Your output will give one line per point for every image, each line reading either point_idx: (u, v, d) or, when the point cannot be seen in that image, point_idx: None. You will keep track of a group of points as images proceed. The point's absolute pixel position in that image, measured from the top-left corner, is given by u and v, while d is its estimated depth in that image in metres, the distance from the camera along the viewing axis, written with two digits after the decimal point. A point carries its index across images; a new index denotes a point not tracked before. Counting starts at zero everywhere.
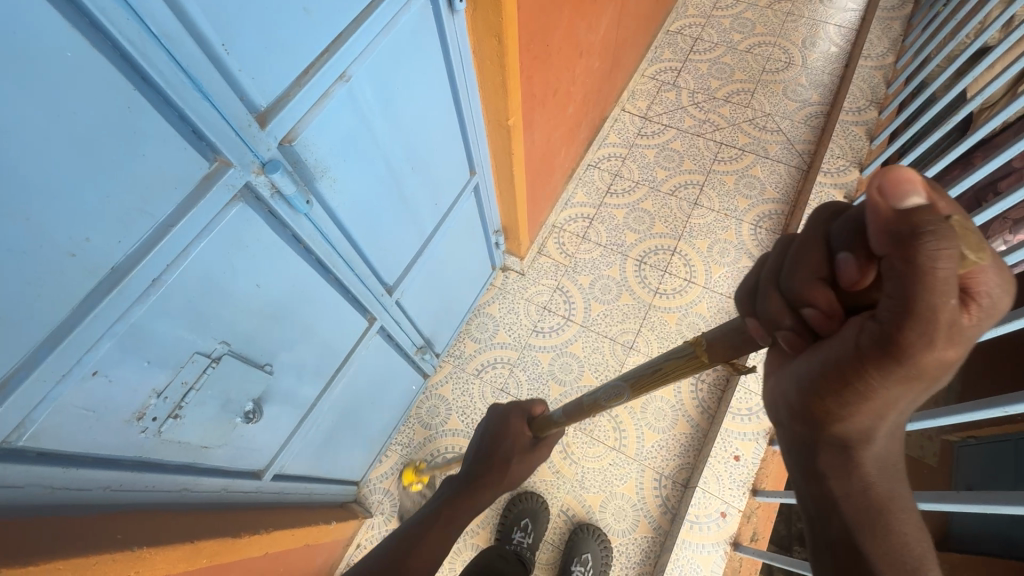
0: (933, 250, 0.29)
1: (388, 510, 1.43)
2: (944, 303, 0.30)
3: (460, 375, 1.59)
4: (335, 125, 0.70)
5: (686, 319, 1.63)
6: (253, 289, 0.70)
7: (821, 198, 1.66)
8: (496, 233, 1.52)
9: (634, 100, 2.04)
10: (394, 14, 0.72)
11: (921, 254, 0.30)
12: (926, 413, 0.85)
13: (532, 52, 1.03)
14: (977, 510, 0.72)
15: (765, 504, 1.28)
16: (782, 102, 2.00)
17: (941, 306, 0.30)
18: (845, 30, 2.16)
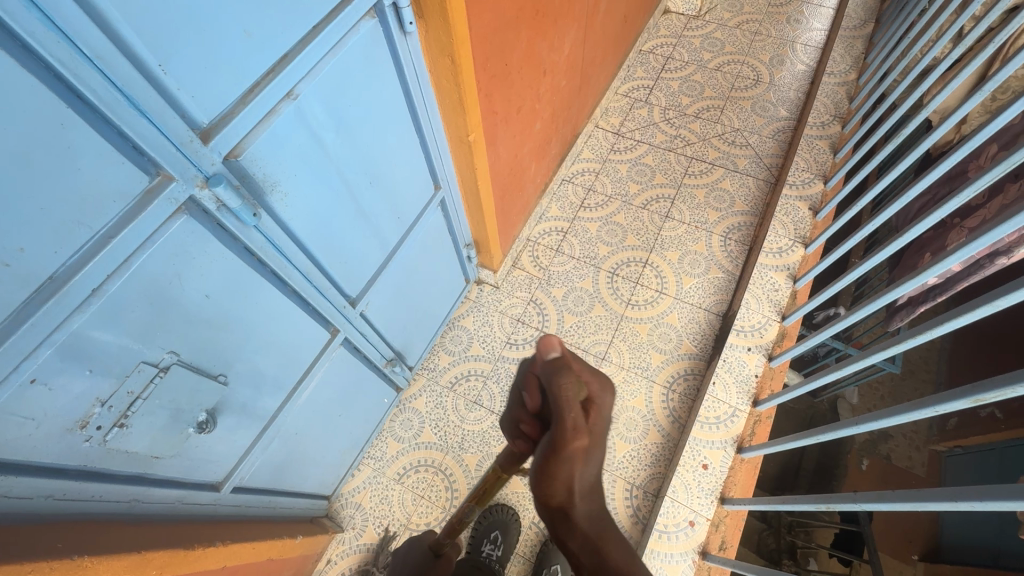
0: (563, 384, 0.52)
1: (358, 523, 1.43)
2: (568, 413, 0.52)
3: (434, 388, 1.60)
4: (285, 140, 0.73)
5: (657, 329, 1.65)
6: (203, 299, 0.72)
7: (786, 210, 1.70)
8: (468, 247, 1.55)
9: (607, 116, 2.09)
10: (342, 36, 0.75)
11: (556, 387, 0.52)
12: (872, 416, 0.93)
13: (490, 71, 1.07)
14: (903, 506, 0.79)
15: (733, 513, 1.29)
16: (750, 117, 2.06)
17: (578, 413, 0.52)
18: (811, 48, 2.23)
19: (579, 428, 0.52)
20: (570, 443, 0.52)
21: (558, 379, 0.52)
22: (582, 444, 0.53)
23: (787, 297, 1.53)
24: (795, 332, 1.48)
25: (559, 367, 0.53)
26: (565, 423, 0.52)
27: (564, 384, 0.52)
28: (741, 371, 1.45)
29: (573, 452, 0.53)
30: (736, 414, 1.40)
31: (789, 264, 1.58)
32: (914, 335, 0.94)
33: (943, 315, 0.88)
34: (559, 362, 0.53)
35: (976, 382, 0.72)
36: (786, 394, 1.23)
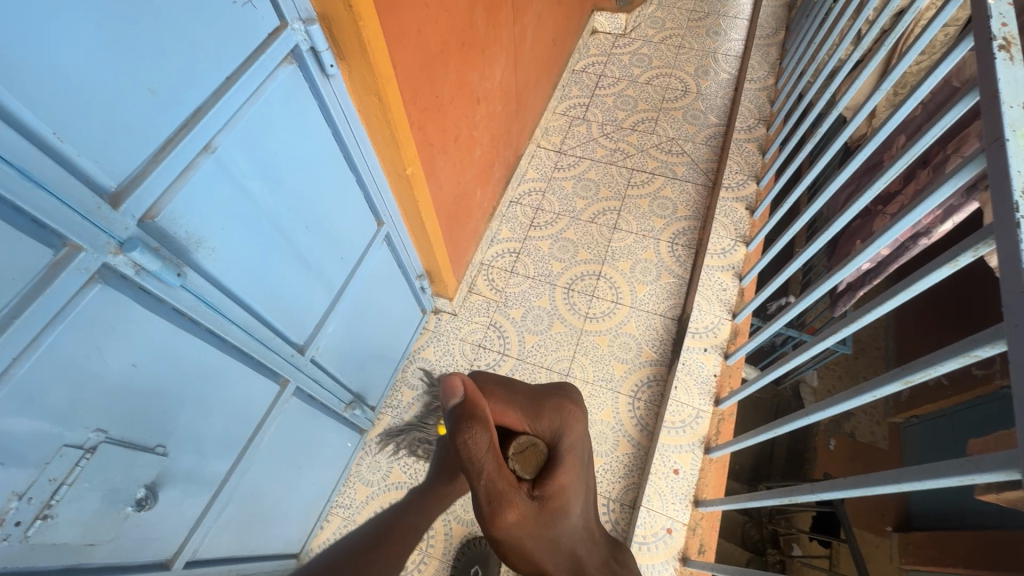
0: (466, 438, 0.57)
1: (354, 478, 1.49)
2: (478, 462, 0.57)
3: (399, 425, 1.56)
4: (207, 197, 0.70)
5: (617, 339, 1.67)
6: (130, 369, 0.68)
7: (725, 212, 1.77)
8: (420, 277, 1.53)
9: (548, 136, 2.14)
10: (259, 84, 0.73)
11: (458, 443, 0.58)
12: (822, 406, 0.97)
13: (420, 105, 1.07)
14: (853, 493, 0.82)
15: (708, 514, 1.30)
16: (683, 126, 2.15)
17: (488, 462, 0.57)
18: (732, 58, 2.36)
19: (493, 476, 0.57)
20: (492, 490, 0.58)
21: (458, 434, 0.57)
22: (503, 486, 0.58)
23: (735, 295, 1.59)
24: (746, 328, 1.52)
25: (459, 416, 0.58)
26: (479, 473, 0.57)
27: (463, 438, 0.57)
28: (700, 372, 1.48)
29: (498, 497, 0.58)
30: (701, 415, 1.42)
31: (734, 264, 1.64)
32: (851, 324, 1.01)
33: (878, 297, 0.91)
34: (458, 414, 0.58)
35: (900, 365, 0.72)
36: (745, 391, 1.27)
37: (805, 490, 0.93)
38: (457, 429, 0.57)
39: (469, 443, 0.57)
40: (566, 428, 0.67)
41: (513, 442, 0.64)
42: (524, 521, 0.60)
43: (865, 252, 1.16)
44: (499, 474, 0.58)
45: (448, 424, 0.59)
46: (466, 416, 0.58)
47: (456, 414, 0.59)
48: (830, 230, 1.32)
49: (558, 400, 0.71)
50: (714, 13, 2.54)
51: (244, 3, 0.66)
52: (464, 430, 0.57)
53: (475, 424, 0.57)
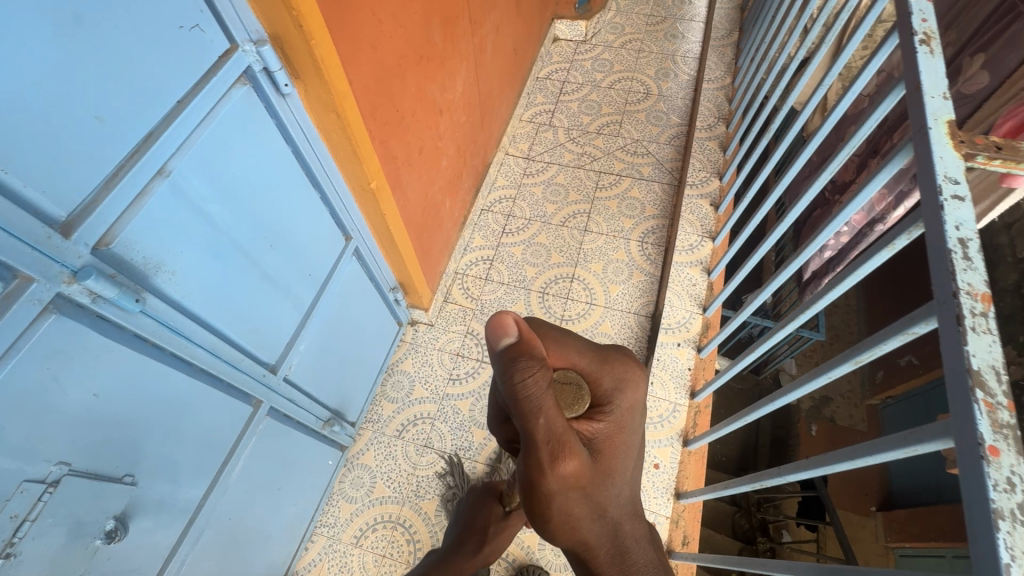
0: (523, 376, 0.53)
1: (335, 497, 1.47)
2: (535, 412, 0.55)
3: (381, 439, 1.55)
4: (164, 221, 0.70)
5: (593, 340, 1.70)
6: (91, 399, 0.67)
7: (691, 209, 1.81)
8: (394, 290, 1.53)
9: (516, 143, 2.16)
10: (212, 106, 0.73)
11: (513, 384, 0.54)
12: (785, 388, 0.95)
13: (380, 119, 1.08)
14: (809, 473, 0.80)
15: (690, 505, 1.32)
16: (646, 127, 2.20)
17: (545, 407, 0.55)
18: (690, 60, 2.43)
19: (549, 420, 0.56)
20: (542, 437, 0.56)
21: (515, 375, 0.53)
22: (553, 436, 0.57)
23: (704, 289, 1.62)
24: (717, 320, 1.55)
25: (516, 356, 0.54)
26: (535, 417, 0.55)
27: (520, 378, 0.53)
28: (675, 367, 1.51)
29: (548, 449, 0.57)
30: (678, 409, 1.45)
31: (701, 259, 1.68)
32: (807, 309, 1.03)
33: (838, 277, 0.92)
34: (516, 354, 0.54)
35: (852, 345, 0.73)
36: (722, 378, 1.28)
37: (771, 473, 0.91)
38: (510, 368, 0.53)
39: (527, 382, 0.53)
40: (615, 389, 0.68)
41: (561, 391, 0.64)
42: (571, 476, 0.59)
43: (820, 235, 1.19)
44: (551, 420, 0.56)
45: (499, 365, 0.55)
46: (518, 356, 0.54)
47: (508, 353, 0.54)
48: (788, 219, 1.34)
49: (622, 361, 0.71)
50: (671, 17, 2.60)
51: (192, 27, 0.66)
52: (517, 368, 0.53)
53: (534, 363, 0.54)
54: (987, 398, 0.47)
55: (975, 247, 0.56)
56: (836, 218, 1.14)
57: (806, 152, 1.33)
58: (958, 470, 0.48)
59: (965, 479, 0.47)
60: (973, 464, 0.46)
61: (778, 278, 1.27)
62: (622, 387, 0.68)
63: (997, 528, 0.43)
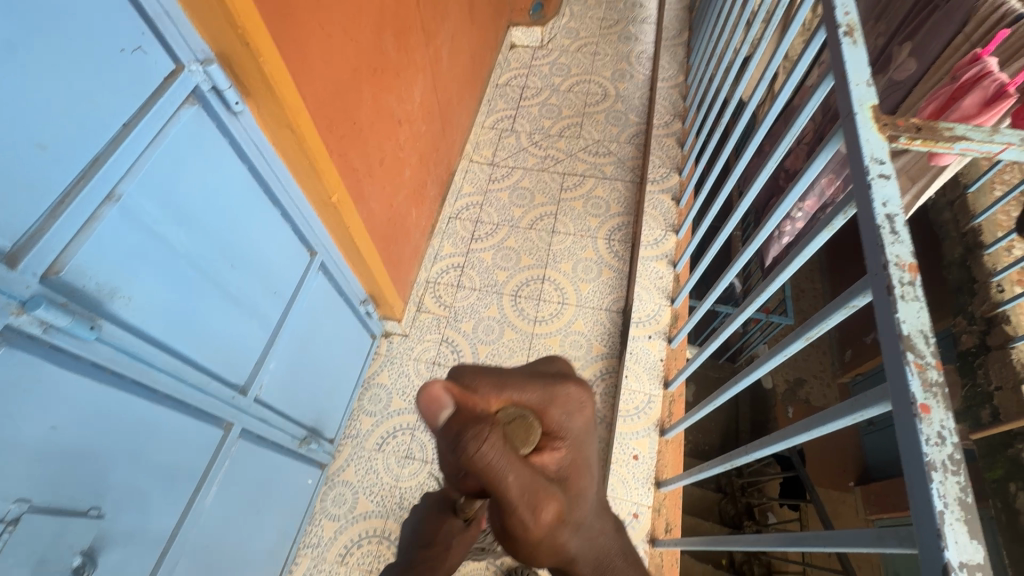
0: (479, 446, 0.44)
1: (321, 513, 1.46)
2: (505, 477, 0.46)
3: (360, 455, 1.53)
4: (118, 246, 0.69)
5: (567, 339, 1.72)
6: (49, 432, 0.65)
7: (653, 204, 1.86)
8: (365, 303, 1.52)
9: (479, 150, 2.18)
10: (161, 128, 0.73)
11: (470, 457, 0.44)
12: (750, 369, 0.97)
13: (338, 132, 1.09)
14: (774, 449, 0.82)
15: (671, 493, 1.35)
16: (606, 128, 2.25)
17: (513, 468, 0.46)
18: (644, 60, 2.50)
19: (519, 480, 0.47)
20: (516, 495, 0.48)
21: (467, 449, 0.44)
22: (530, 489, 0.49)
23: (671, 281, 1.66)
24: (685, 311, 1.60)
25: (459, 431, 0.45)
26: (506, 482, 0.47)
27: (474, 449, 0.44)
28: (647, 359, 1.54)
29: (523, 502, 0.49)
30: (653, 400, 1.48)
31: (666, 252, 1.73)
32: (762, 293, 1.07)
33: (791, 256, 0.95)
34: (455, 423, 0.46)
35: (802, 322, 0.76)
36: (693, 365, 1.31)
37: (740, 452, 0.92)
38: (459, 440, 0.44)
39: (482, 451, 0.44)
40: (570, 404, 0.57)
41: (512, 426, 0.50)
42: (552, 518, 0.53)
43: (773, 220, 1.23)
44: (522, 474, 0.48)
45: (447, 439, 0.46)
46: (464, 427, 0.45)
47: (452, 426, 0.46)
48: (742, 207, 1.38)
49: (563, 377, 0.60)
50: (623, 19, 2.67)
51: (134, 50, 0.66)
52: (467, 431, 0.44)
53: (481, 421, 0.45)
54: (917, 360, 0.51)
55: (901, 221, 0.60)
56: (785, 204, 1.19)
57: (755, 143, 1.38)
58: (895, 431, 0.51)
59: (903, 436, 0.50)
60: (909, 422, 0.50)
61: (736, 264, 1.31)
62: (574, 400, 0.58)
63: (931, 479, 0.46)
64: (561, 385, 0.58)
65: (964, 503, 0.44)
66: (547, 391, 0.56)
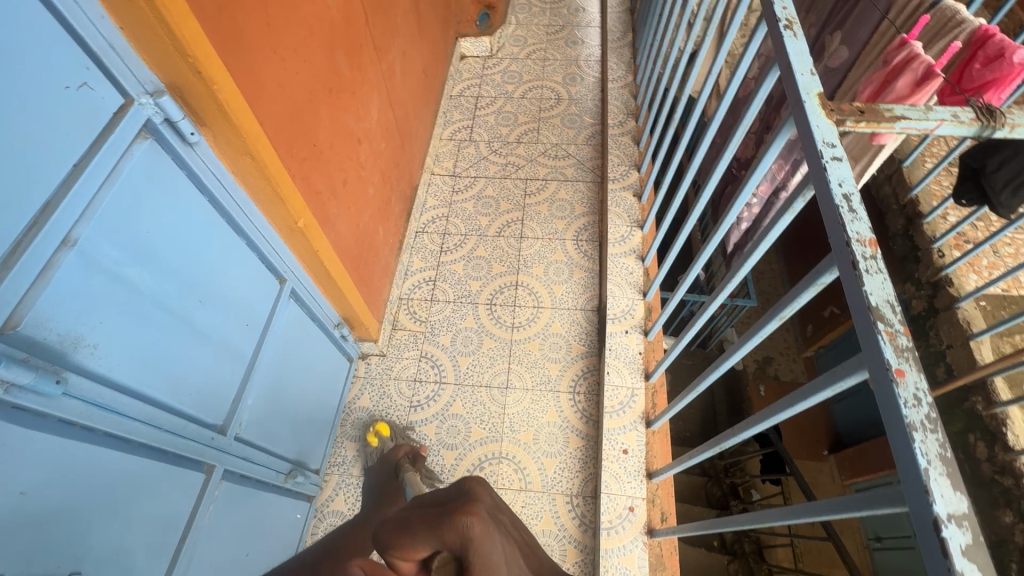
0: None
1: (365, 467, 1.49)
2: None
3: (349, 482, 1.49)
4: (78, 291, 0.66)
5: (546, 342, 1.73)
6: (18, 498, 0.60)
7: (617, 202, 1.89)
8: (339, 326, 1.49)
9: (440, 162, 2.17)
10: (114, 165, 0.69)
11: None
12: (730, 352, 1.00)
13: (298, 155, 1.06)
14: (759, 427, 0.84)
15: (662, 482, 1.37)
16: (562, 131, 2.28)
17: None
18: (593, 63, 2.55)
19: None
20: None
21: None
22: None
23: (641, 276, 1.70)
24: (657, 303, 1.63)
25: None
26: None
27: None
28: (626, 353, 1.57)
29: None
30: (636, 393, 1.50)
31: (634, 248, 1.76)
32: (733, 278, 1.11)
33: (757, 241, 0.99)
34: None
35: (775, 303, 0.79)
36: (671, 355, 1.35)
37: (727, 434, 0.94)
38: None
39: None
40: (463, 536, 0.48)
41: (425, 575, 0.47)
42: None
43: (734, 209, 1.28)
44: None
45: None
46: None
47: None
48: (703, 198, 1.43)
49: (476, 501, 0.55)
50: (568, 24, 2.73)
51: (79, 86, 0.63)
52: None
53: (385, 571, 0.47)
54: (887, 328, 0.54)
55: (857, 200, 0.64)
56: (744, 190, 1.24)
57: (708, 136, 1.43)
58: (874, 396, 0.54)
59: (882, 402, 0.53)
60: (886, 386, 0.53)
61: (704, 253, 1.36)
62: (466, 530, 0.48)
63: (913, 439, 0.48)
64: (449, 514, 0.49)
65: (945, 458, 0.47)
66: (435, 525, 0.49)
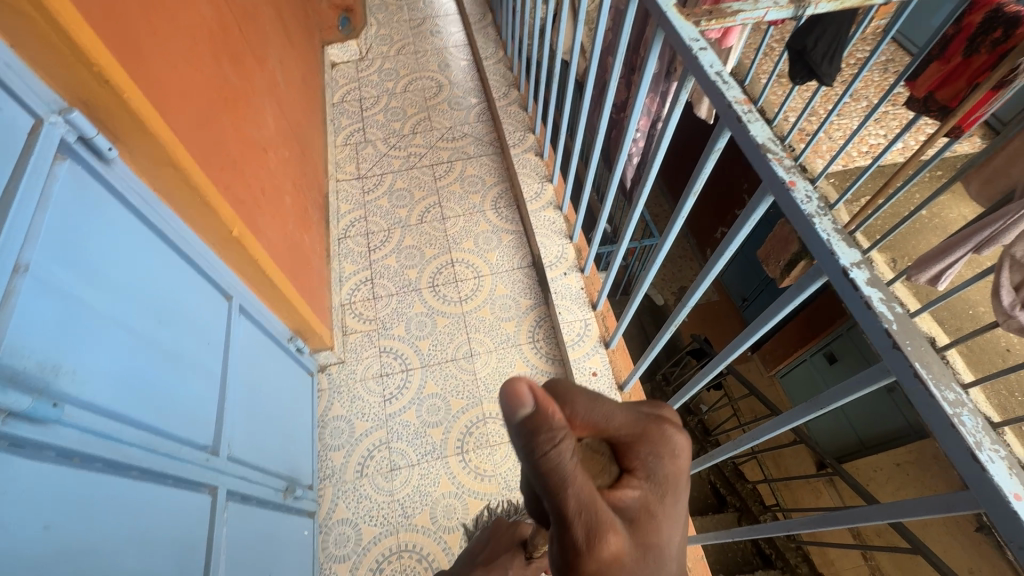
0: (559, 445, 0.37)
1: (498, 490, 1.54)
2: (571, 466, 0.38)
3: (345, 488, 1.49)
4: (41, 317, 0.63)
5: (496, 305, 1.81)
6: (43, 533, 0.58)
7: (522, 164, 2.01)
8: (292, 339, 1.46)
9: (342, 168, 2.17)
10: (42, 187, 0.66)
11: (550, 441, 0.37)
12: (659, 247, 1.15)
13: (215, 164, 1.05)
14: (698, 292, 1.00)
15: (633, 390, 1.52)
16: (453, 114, 2.36)
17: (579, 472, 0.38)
18: (461, 47, 2.65)
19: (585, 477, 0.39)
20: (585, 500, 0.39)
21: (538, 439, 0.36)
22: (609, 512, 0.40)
23: (563, 222, 1.84)
24: (584, 242, 1.78)
25: (532, 427, 0.36)
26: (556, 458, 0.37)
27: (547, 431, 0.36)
28: (570, 291, 1.70)
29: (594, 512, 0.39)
30: (588, 321, 1.64)
31: (550, 200, 1.90)
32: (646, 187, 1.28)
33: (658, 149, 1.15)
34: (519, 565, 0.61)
35: (688, 182, 0.95)
36: (610, 278, 1.50)
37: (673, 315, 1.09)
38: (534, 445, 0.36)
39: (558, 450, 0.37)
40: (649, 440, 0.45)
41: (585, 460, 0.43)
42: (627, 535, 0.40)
43: (626, 139, 1.44)
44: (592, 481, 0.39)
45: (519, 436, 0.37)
46: (541, 430, 0.36)
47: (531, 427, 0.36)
48: (599, 136, 1.58)
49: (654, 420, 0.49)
50: (427, 16, 2.80)
51: None
52: (540, 434, 0.36)
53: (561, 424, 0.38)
54: (775, 156, 0.70)
55: (726, 75, 0.81)
56: (633, 119, 1.39)
57: (589, 84, 1.58)
58: (779, 207, 0.69)
59: (786, 209, 0.68)
60: (785, 195, 0.68)
61: (613, 182, 1.51)
62: (670, 441, 0.46)
63: (814, 222, 0.63)
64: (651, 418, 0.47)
65: (837, 229, 0.63)
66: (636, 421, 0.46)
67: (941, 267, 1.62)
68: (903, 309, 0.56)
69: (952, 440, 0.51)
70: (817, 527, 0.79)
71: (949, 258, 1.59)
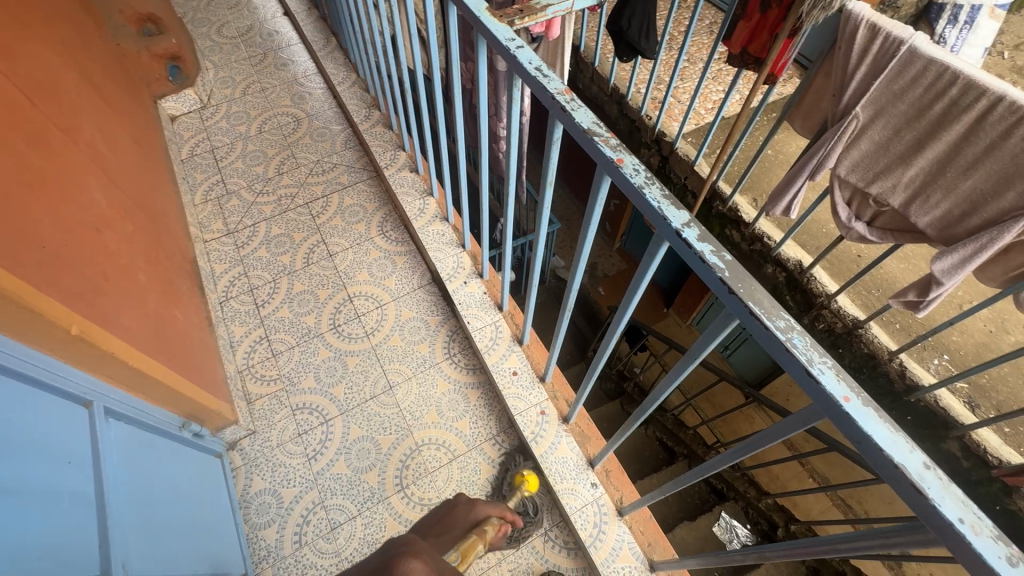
0: None
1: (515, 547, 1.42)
2: None
3: (286, 564, 1.38)
4: None
5: (405, 331, 1.76)
6: None
7: (399, 182, 1.98)
8: (186, 426, 1.33)
9: (207, 227, 2.00)
10: None
11: None
12: (540, 234, 1.19)
13: (29, 262, 0.92)
14: (580, 272, 1.03)
15: (555, 379, 1.56)
16: (317, 146, 2.27)
17: None
18: (313, 76, 2.54)
19: None
20: None
21: None
22: None
23: (452, 232, 1.84)
24: (476, 247, 1.79)
25: None
26: None
27: None
28: (473, 298, 1.70)
29: None
30: (498, 322, 1.65)
31: (435, 213, 1.88)
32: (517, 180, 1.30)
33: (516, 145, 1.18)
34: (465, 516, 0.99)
35: (542, 171, 0.98)
36: (506, 276, 1.53)
37: (567, 296, 1.13)
38: None
39: None
40: None
41: None
42: None
43: (487, 143, 1.46)
44: None
45: None
46: None
47: None
48: (462, 145, 1.59)
49: None
50: (268, 50, 2.65)
51: None
52: None
53: None
54: (601, 136, 0.74)
55: (546, 68, 0.84)
56: (484, 122, 1.41)
57: (440, 94, 1.58)
58: (615, 185, 0.72)
59: (621, 185, 0.72)
60: (617, 172, 0.71)
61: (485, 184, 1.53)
62: None
63: (645, 191, 0.68)
64: None
65: (668, 196, 0.67)
66: None
67: (789, 197, 1.82)
68: (731, 255, 0.62)
69: (790, 361, 0.56)
70: (725, 463, 0.85)
71: (793, 188, 1.79)
